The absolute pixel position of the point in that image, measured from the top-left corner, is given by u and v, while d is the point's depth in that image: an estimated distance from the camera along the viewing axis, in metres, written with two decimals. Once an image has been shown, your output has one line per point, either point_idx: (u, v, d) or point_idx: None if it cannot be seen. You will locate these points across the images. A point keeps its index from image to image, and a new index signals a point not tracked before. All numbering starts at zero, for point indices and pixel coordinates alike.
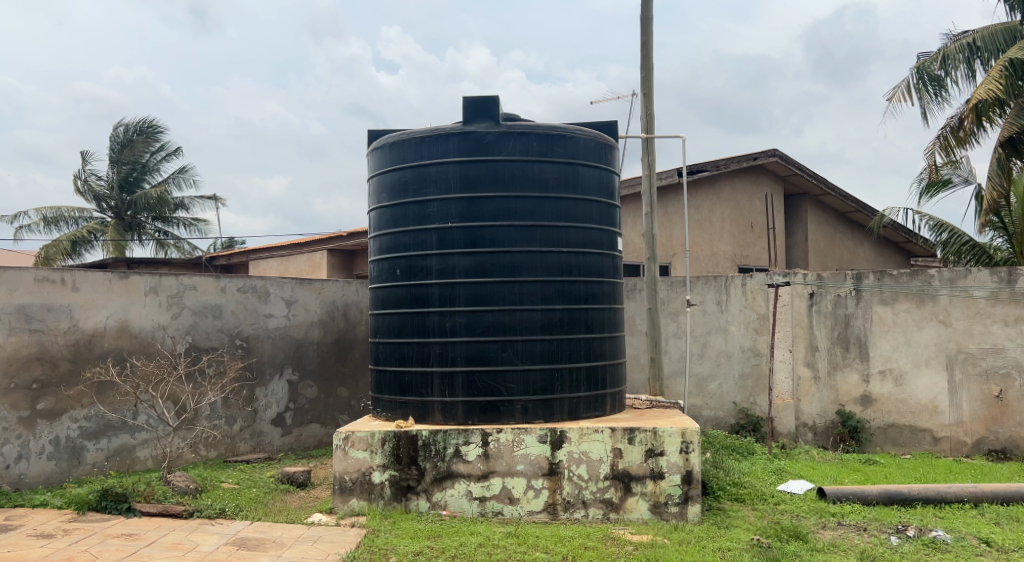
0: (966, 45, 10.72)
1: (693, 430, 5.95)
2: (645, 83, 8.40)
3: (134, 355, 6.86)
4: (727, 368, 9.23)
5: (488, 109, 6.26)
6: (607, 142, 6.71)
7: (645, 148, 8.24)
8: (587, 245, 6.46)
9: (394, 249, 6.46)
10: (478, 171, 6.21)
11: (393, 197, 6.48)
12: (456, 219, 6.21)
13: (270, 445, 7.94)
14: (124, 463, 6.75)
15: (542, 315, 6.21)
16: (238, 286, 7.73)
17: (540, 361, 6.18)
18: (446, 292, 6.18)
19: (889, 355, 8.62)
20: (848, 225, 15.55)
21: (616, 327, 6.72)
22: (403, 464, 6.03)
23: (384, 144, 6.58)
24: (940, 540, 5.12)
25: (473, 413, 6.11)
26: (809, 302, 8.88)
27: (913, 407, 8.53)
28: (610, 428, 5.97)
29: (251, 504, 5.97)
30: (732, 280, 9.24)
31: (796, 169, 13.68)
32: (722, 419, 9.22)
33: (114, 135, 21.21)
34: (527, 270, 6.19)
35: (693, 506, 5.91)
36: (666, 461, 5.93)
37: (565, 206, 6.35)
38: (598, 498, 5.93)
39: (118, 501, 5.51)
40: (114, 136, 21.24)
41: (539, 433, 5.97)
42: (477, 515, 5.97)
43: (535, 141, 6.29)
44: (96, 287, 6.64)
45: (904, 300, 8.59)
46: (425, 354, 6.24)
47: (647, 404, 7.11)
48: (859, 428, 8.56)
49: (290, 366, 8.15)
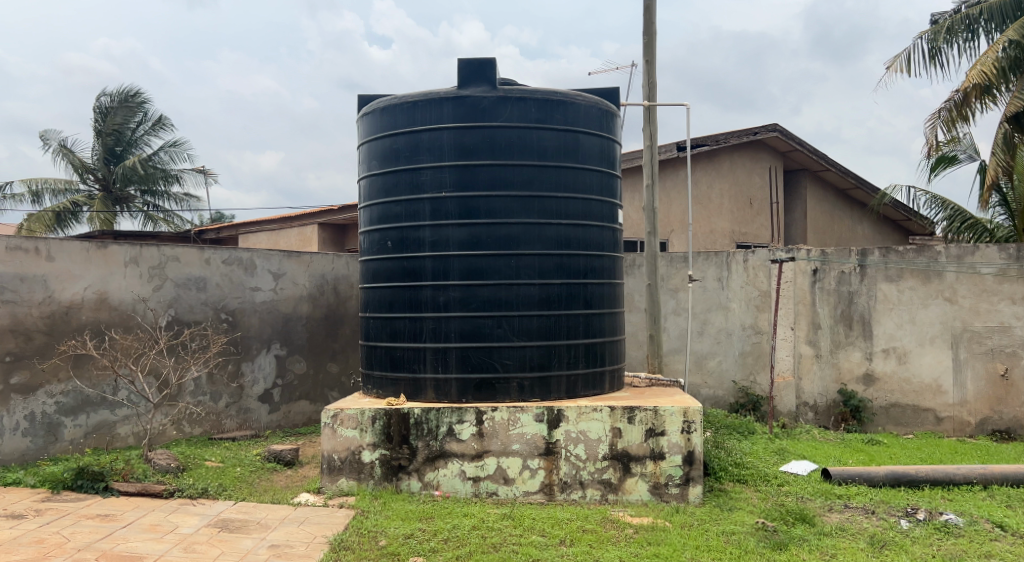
0: (971, 17, 10.40)
1: (694, 409, 5.73)
2: (647, 50, 8.09)
3: (113, 329, 6.58)
4: (726, 346, 9.01)
5: (485, 72, 5.97)
6: (608, 109, 6.43)
7: (646, 117, 7.94)
8: (587, 217, 6.19)
9: (385, 220, 6.18)
10: (474, 138, 5.93)
11: (385, 164, 6.19)
12: (451, 189, 5.94)
13: (257, 422, 7.70)
14: (104, 441, 6.49)
15: (539, 290, 5.95)
16: (223, 258, 7.45)
17: (537, 337, 5.93)
18: (440, 265, 5.92)
19: (893, 333, 8.41)
20: (848, 202, 15.27)
21: (616, 303, 6.47)
22: (394, 443, 5.80)
23: (375, 109, 6.28)
24: (952, 524, 4.92)
25: (467, 390, 5.87)
26: (812, 279, 8.63)
27: (916, 387, 8.34)
28: (610, 406, 5.73)
29: (235, 483, 5.74)
30: (734, 256, 8.98)
31: (796, 145, 13.40)
32: (722, 398, 9.02)
33: (98, 106, 20.79)
34: (524, 243, 5.93)
35: (694, 488, 5.71)
36: (667, 441, 5.72)
37: (564, 176, 6.08)
38: (597, 479, 5.73)
39: (95, 480, 5.26)
40: (96, 107, 20.80)
41: (535, 412, 5.75)
42: (471, 496, 5.76)
43: (533, 107, 5.99)
44: (73, 258, 6.35)
45: (910, 276, 8.36)
46: (417, 329, 5.99)
47: (647, 382, 6.88)
48: (861, 407, 8.38)
49: (278, 341, 7.89)
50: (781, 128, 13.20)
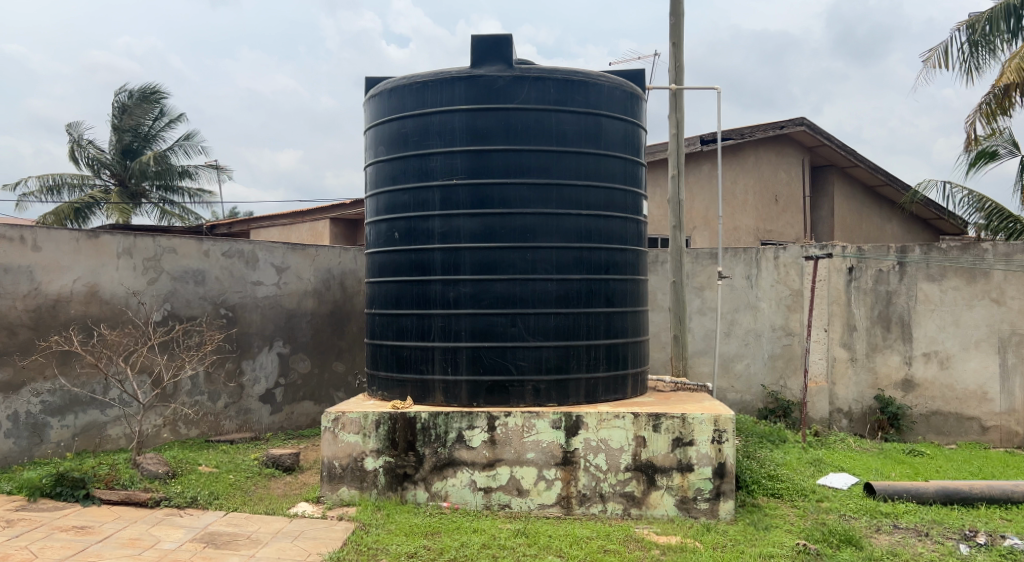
0: (1011, 8, 9.36)
1: (726, 417, 5.24)
2: (675, 32, 7.60)
3: (103, 324, 6.19)
4: (755, 348, 8.49)
5: (499, 50, 5.52)
6: (633, 91, 5.95)
7: (672, 104, 7.45)
8: (610, 207, 5.72)
9: (393, 209, 5.75)
10: (488, 121, 5.48)
11: (392, 150, 5.76)
12: (462, 176, 5.49)
13: (258, 424, 7.29)
14: (93, 442, 6.10)
15: (557, 286, 5.50)
16: (223, 250, 7.06)
17: (554, 338, 5.47)
18: (451, 258, 5.48)
19: (935, 336, 7.87)
20: (877, 199, 14.67)
21: (639, 301, 5.99)
22: (400, 450, 5.37)
23: (383, 90, 5.85)
24: (1018, 550, 4.43)
25: (478, 393, 5.43)
26: (847, 278, 8.15)
27: (960, 394, 7.80)
28: (633, 413, 5.27)
29: (228, 491, 5.33)
30: (764, 252, 8.46)
31: (824, 140, 12.83)
32: (750, 403, 8.50)
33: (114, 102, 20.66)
34: (541, 234, 5.48)
35: (725, 503, 5.23)
36: (696, 452, 5.24)
37: (585, 162, 5.61)
38: (619, 492, 5.26)
39: (76, 487, 4.87)
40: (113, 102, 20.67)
41: (552, 417, 5.29)
42: (482, 508, 5.31)
43: (552, 88, 5.53)
44: (61, 247, 5.97)
45: (954, 276, 7.81)
46: (425, 328, 5.55)
47: (672, 386, 6.40)
48: (899, 415, 7.84)
49: (281, 338, 7.48)
50: (809, 122, 12.65)
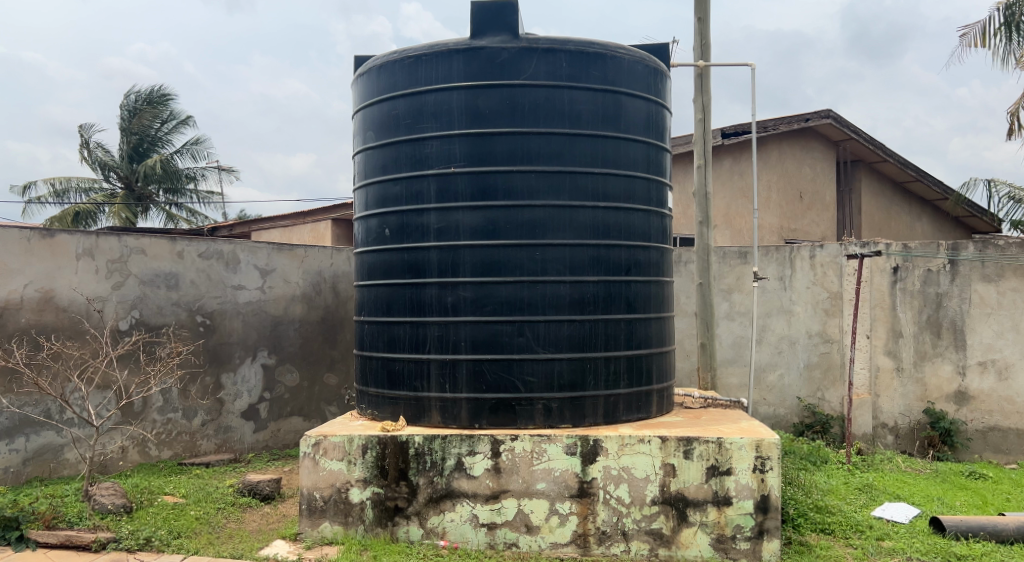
0: None
1: (770, 442, 4.47)
2: (700, 5, 6.84)
3: (58, 335, 5.55)
4: (789, 357, 7.69)
5: (503, 17, 4.76)
6: (656, 66, 5.20)
7: (699, 85, 6.69)
8: (630, 199, 4.97)
9: (383, 203, 5.02)
10: (490, 99, 4.74)
11: (382, 135, 5.03)
12: (461, 163, 4.77)
13: (240, 443, 6.59)
14: (48, 468, 5.42)
15: (570, 289, 4.75)
16: (199, 251, 6.36)
17: (567, 349, 4.73)
18: (448, 258, 4.76)
19: (992, 344, 7.07)
20: (907, 195, 13.78)
21: (664, 306, 5.23)
22: (390, 480, 4.64)
23: (371, 68, 5.12)
24: None
25: (480, 414, 4.69)
26: (892, 279, 7.32)
27: (1021, 407, 7.02)
28: (661, 437, 4.51)
29: (192, 527, 4.63)
30: (798, 251, 7.67)
31: (852, 134, 11.98)
32: (784, 417, 7.72)
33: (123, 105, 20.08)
34: (552, 230, 4.73)
35: (770, 542, 4.46)
36: (734, 482, 4.48)
37: (602, 147, 4.86)
38: (644, 529, 4.51)
39: (7, 528, 4.29)
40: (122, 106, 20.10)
41: (566, 442, 4.54)
42: (485, 548, 4.58)
43: (564, 61, 4.79)
44: (9, 249, 5.33)
45: (1013, 276, 7.00)
46: (420, 338, 4.83)
47: (701, 403, 5.65)
48: (952, 431, 7.05)
49: (265, 348, 6.77)
50: (835, 114, 11.82)
